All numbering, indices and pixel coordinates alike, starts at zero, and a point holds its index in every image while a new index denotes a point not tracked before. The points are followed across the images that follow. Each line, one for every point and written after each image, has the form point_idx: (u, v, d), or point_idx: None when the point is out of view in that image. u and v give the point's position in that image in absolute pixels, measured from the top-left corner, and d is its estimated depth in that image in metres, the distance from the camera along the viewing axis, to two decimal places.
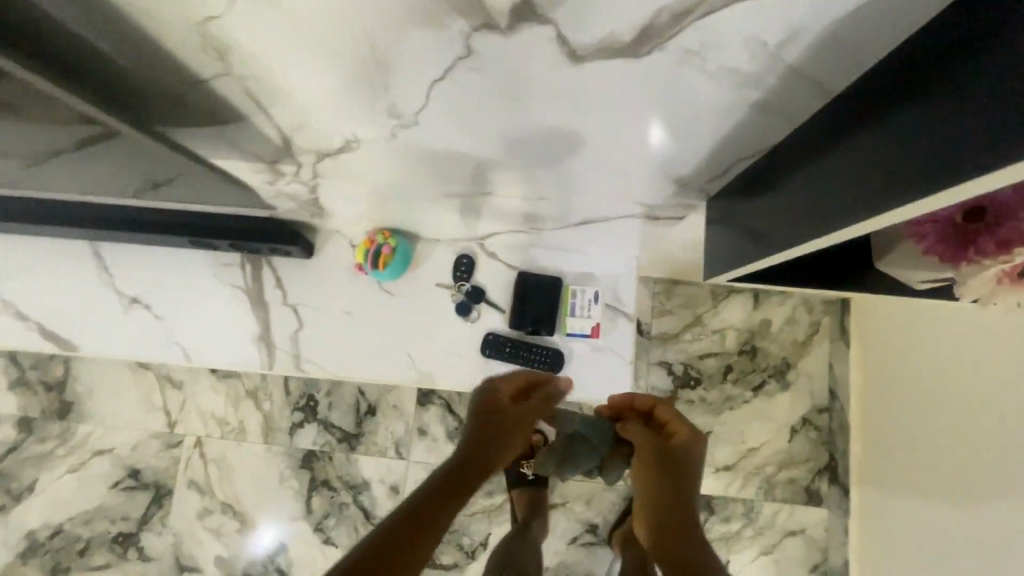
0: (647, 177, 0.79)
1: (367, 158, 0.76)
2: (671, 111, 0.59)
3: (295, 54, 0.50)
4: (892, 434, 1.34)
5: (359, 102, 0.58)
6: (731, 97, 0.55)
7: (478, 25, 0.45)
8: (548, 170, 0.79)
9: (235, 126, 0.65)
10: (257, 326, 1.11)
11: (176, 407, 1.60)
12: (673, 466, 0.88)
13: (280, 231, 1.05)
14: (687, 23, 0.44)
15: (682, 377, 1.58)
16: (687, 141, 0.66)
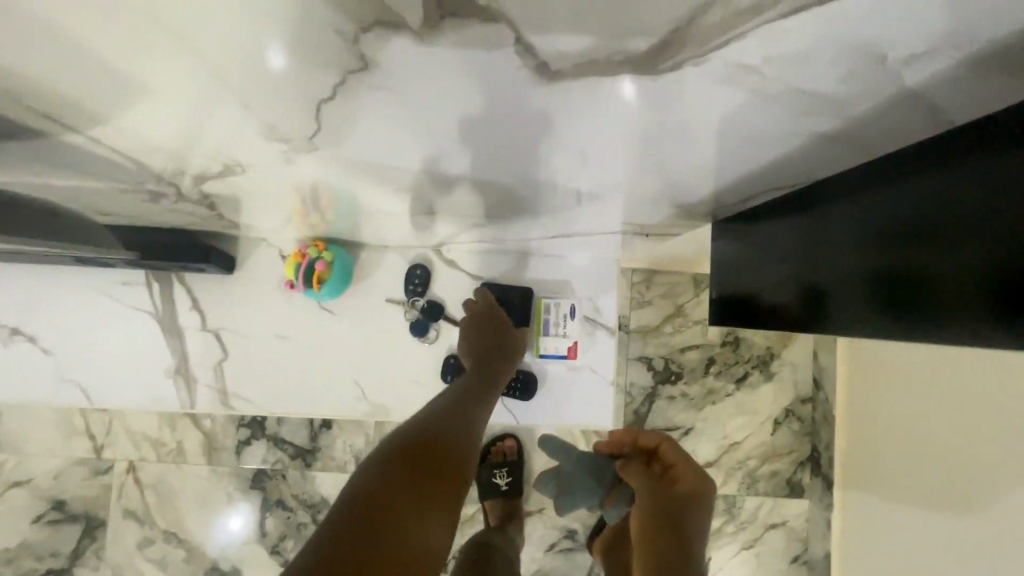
0: (654, 189, 0.66)
1: (276, 165, 0.58)
2: (695, 131, 0.47)
3: (117, 29, 0.33)
4: (873, 432, 1.27)
5: (238, 95, 0.42)
6: (776, 116, 0.42)
7: (370, 23, 0.33)
8: (515, 177, 0.65)
9: (62, 133, 0.47)
10: (173, 356, 0.93)
11: (102, 429, 1.41)
12: (677, 509, 0.84)
13: (189, 246, 0.85)
14: (744, 30, 0.32)
15: (663, 372, 1.48)
16: (714, 160, 0.54)
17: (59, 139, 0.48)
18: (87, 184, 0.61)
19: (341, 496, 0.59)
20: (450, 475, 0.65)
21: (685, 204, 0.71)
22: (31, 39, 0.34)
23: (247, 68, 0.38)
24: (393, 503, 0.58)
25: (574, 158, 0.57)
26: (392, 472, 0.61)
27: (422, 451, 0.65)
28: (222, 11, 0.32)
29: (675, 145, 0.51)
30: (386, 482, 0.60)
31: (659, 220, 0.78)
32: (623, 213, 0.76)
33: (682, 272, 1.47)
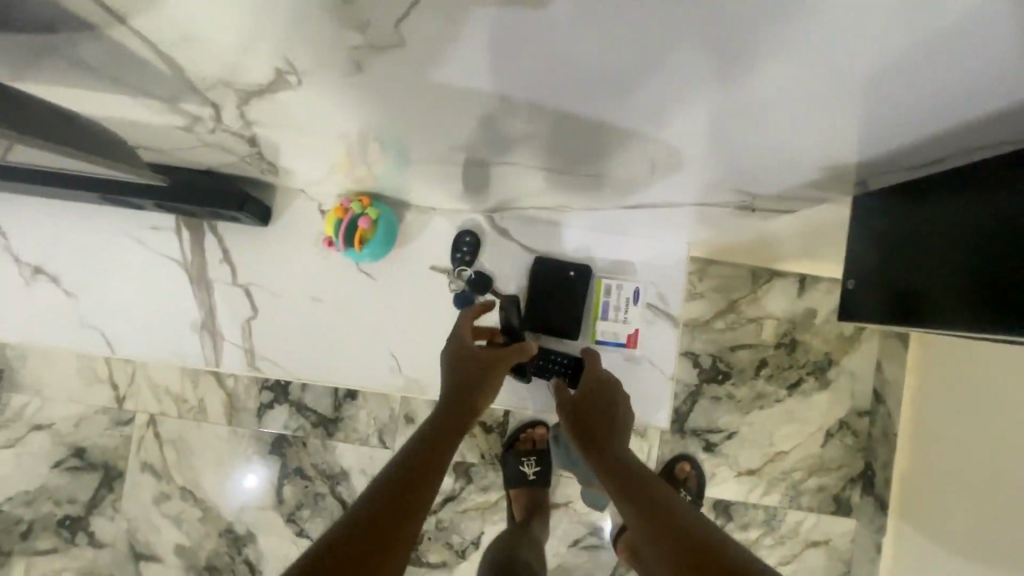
0: (760, 162, 0.57)
1: (325, 98, 0.50)
2: (821, 78, 0.39)
3: None
4: (943, 459, 1.17)
5: None
6: (943, 41, 0.34)
7: None
8: (614, 148, 0.57)
9: (78, 28, 0.39)
10: (200, 310, 0.87)
11: (125, 379, 1.37)
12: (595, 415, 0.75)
13: (222, 191, 0.78)
14: None
15: (709, 370, 1.38)
16: (844, 117, 0.45)
17: (77, 38, 0.40)
18: (116, 105, 0.54)
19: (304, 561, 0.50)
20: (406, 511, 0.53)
21: (801, 179, 0.62)
22: None
23: None
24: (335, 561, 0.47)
25: (699, 118, 0.48)
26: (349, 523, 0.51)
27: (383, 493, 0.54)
28: None
29: (787, 101, 0.44)
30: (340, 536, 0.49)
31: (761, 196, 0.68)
32: (715, 192, 0.68)
33: (740, 264, 1.35)
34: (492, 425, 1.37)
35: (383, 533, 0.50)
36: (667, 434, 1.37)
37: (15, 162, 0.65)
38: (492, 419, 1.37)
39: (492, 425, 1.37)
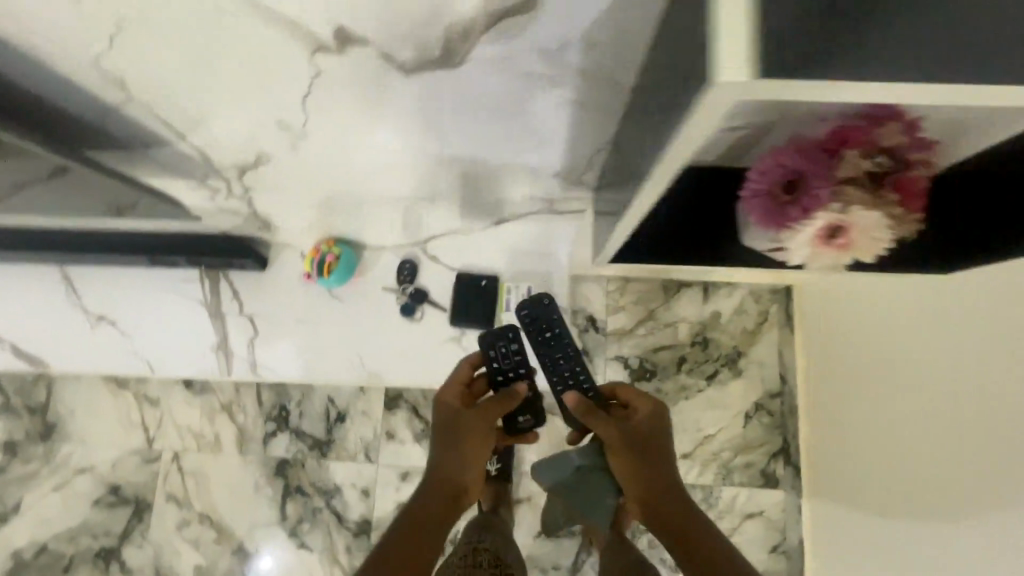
0: (515, 172, 0.90)
1: (288, 171, 0.83)
2: (514, 126, 0.72)
3: (179, 85, 0.58)
4: (839, 412, 1.43)
5: (252, 121, 0.66)
6: (539, 104, 0.67)
7: (313, 49, 0.52)
8: (457, 172, 0.89)
9: (154, 146, 0.73)
10: (216, 336, 1.18)
11: (154, 423, 1.65)
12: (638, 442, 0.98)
13: (234, 246, 1.12)
14: (480, 34, 0.52)
15: (638, 370, 1.64)
16: (535, 135, 0.76)
17: (153, 151, 0.75)
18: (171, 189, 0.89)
19: None
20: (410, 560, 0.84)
21: (552, 179, 0.96)
22: (138, 92, 0.60)
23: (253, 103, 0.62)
24: None
25: (469, 150, 0.81)
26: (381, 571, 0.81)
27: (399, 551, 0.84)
28: (231, 74, 0.56)
29: (505, 136, 0.76)
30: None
31: (560, 181, 0.97)
32: (518, 183, 0.96)
33: (652, 279, 1.65)
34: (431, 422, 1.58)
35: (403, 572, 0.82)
36: None
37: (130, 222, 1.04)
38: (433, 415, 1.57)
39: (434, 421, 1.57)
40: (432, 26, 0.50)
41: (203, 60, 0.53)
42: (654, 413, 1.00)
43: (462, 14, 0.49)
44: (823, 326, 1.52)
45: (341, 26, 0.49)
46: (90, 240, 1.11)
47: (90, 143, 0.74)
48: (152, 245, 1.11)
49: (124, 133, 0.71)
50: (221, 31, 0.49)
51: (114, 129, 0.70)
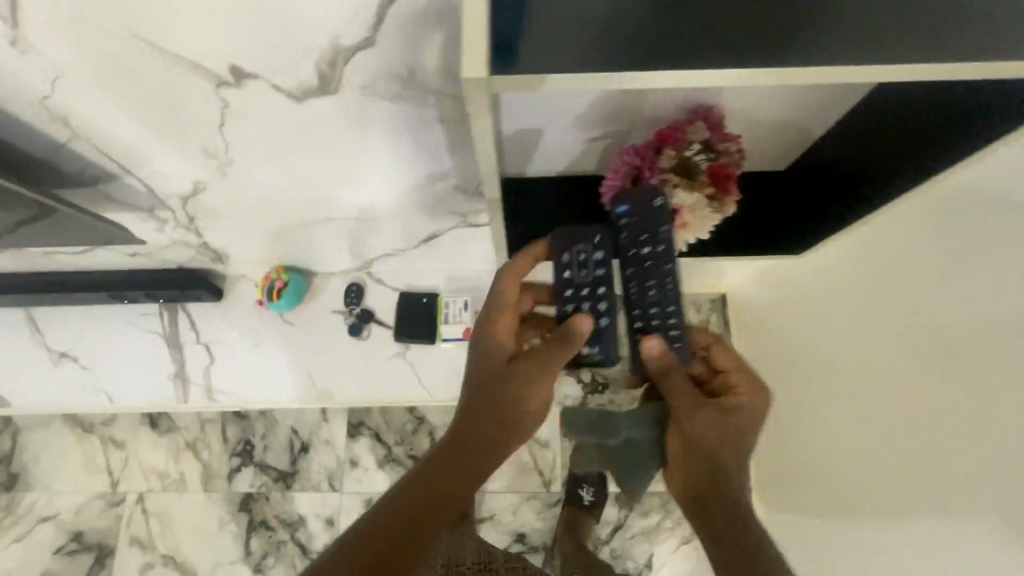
0: (421, 205, 0.95)
1: (222, 202, 0.89)
2: (403, 153, 0.77)
3: (113, 120, 0.66)
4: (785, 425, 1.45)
5: (179, 151, 0.72)
6: (419, 133, 0.72)
7: (216, 83, 0.59)
8: (363, 203, 0.93)
9: (105, 181, 0.82)
10: (173, 365, 1.25)
11: (119, 465, 1.67)
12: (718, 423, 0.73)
13: (189, 279, 1.19)
14: (351, 59, 0.57)
15: (591, 384, 1.67)
16: (426, 162, 0.81)
17: (106, 186, 0.84)
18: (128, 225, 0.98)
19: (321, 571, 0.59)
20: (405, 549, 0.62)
21: (458, 218, 1.00)
22: (80, 129, 0.68)
23: (178, 137, 0.69)
24: None
25: (374, 182, 0.86)
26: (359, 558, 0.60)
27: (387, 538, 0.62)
28: (153, 109, 0.63)
29: (399, 165, 0.81)
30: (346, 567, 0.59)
31: (474, 224, 1.02)
32: (432, 221, 1.02)
33: None
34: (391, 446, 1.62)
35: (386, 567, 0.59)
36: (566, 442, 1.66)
37: (96, 255, 1.13)
38: (394, 439, 1.64)
39: (394, 445, 1.63)
40: (310, 61, 0.56)
41: (130, 95, 0.61)
42: (758, 406, 0.74)
43: (358, 40, 0.54)
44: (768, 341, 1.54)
45: (234, 62, 0.56)
46: (57, 278, 1.19)
47: (45, 182, 0.82)
48: (115, 281, 1.19)
49: (74, 171, 0.79)
50: (139, 67, 0.57)
51: (63, 167, 0.78)
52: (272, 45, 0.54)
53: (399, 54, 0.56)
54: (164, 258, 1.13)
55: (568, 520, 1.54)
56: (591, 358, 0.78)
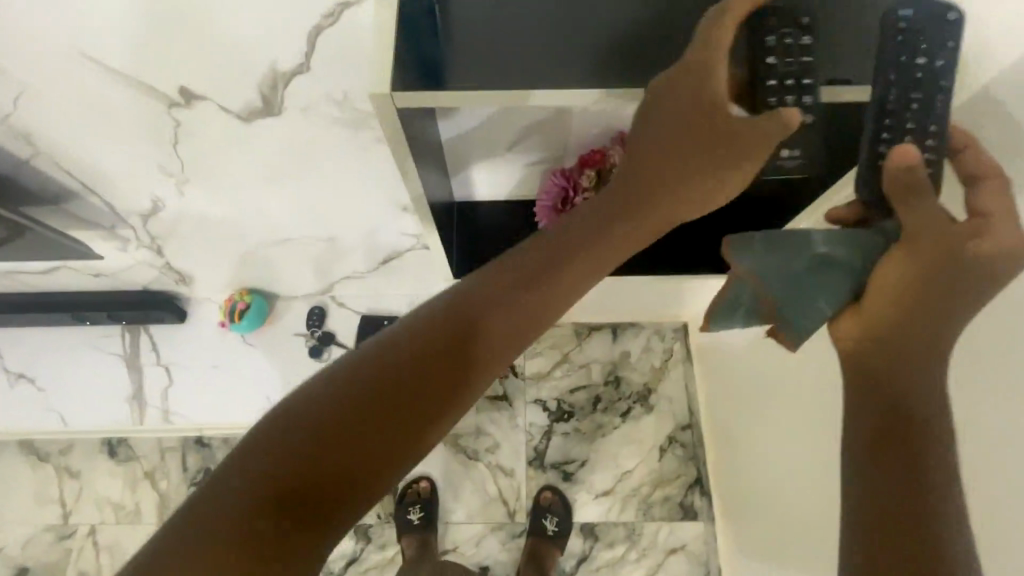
0: (370, 227, 1.00)
1: (182, 220, 0.94)
2: (347, 175, 0.83)
3: (75, 137, 0.73)
4: (733, 452, 1.46)
5: (138, 166, 0.79)
6: (358, 153, 0.78)
7: (168, 104, 0.67)
8: (315, 224, 0.98)
9: (66, 198, 0.87)
10: (131, 387, 1.25)
11: (72, 495, 1.62)
12: (950, 279, 0.49)
13: (152, 300, 1.21)
14: (288, 82, 0.64)
15: (556, 411, 1.70)
16: (369, 183, 0.86)
17: (66, 204, 0.88)
18: (90, 246, 1.01)
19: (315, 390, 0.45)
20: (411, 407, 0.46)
21: (408, 241, 1.05)
22: (43, 145, 0.74)
23: (135, 153, 0.76)
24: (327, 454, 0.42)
25: (324, 203, 0.91)
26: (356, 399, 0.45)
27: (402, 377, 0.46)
28: (112, 125, 0.71)
29: (344, 187, 0.87)
30: (349, 399, 0.44)
31: (428, 247, 1.07)
32: (389, 243, 1.06)
33: (565, 325, 1.77)
34: None
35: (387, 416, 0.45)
36: (531, 470, 1.65)
37: (58, 276, 1.15)
38: None
39: None
40: (252, 85, 0.64)
41: (88, 112, 0.68)
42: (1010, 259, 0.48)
43: (291, 69, 0.62)
44: (714, 369, 1.57)
45: (183, 85, 0.64)
46: (19, 300, 1.20)
47: None
48: (77, 302, 1.20)
49: (36, 188, 0.83)
50: (97, 86, 0.64)
51: (26, 184, 0.82)
52: (220, 71, 0.62)
53: (334, 80, 0.64)
54: (126, 279, 1.16)
55: (531, 552, 1.53)
56: (789, 163, 0.65)
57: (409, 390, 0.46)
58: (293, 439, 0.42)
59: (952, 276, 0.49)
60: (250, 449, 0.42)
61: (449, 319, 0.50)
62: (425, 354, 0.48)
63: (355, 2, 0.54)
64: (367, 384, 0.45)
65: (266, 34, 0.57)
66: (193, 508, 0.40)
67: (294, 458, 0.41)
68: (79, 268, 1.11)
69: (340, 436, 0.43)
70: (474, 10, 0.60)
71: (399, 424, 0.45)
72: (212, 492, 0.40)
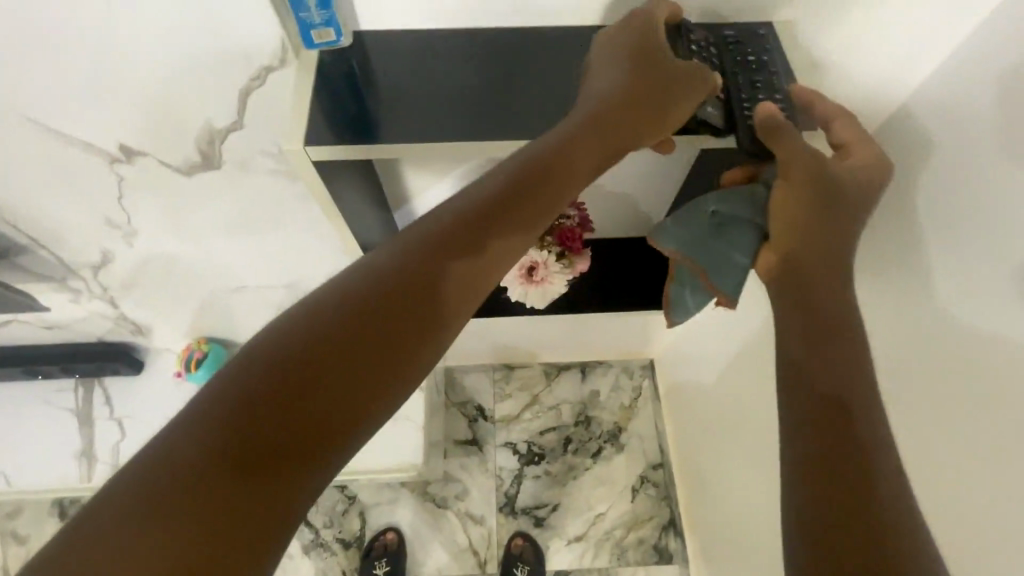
0: (323, 274, 1.02)
1: (132, 271, 0.95)
2: (292, 222, 0.87)
3: (21, 192, 0.76)
4: (702, 490, 1.45)
5: (83, 218, 0.82)
6: (298, 199, 0.82)
7: (111, 159, 0.72)
8: (267, 271, 1.00)
9: (13, 252, 0.88)
10: (81, 443, 1.22)
11: (17, 564, 1.53)
12: (833, 198, 0.56)
13: (106, 352, 1.20)
14: (225, 135, 0.70)
15: (526, 454, 1.68)
16: (316, 229, 0.89)
17: (13, 258, 0.90)
18: (40, 299, 1.01)
19: (261, 350, 0.41)
20: (370, 370, 0.42)
21: None
22: None
23: (81, 206, 0.79)
24: (276, 415, 0.38)
25: (273, 248, 0.94)
26: (307, 358, 0.41)
27: (357, 337, 0.43)
28: (57, 181, 0.75)
29: (291, 232, 0.90)
30: (299, 360, 0.40)
31: None
32: None
33: (533, 366, 1.77)
34: (317, 528, 1.57)
35: (345, 376, 0.41)
36: (501, 517, 1.61)
37: (10, 330, 1.14)
38: (320, 520, 1.58)
39: (320, 526, 1.59)
40: (191, 141, 0.71)
41: (34, 169, 0.73)
42: (871, 180, 0.58)
43: (226, 125, 0.69)
44: (680, 405, 1.58)
45: (123, 143, 0.70)
46: None
47: None
48: (28, 356, 1.19)
49: None
50: (43, 144, 0.69)
51: None
52: (158, 126, 0.68)
53: (266, 134, 0.70)
54: (79, 331, 1.15)
55: None
56: (711, 119, 0.65)
57: (389, 320, 0.44)
58: (265, 381, 0.39)
59: (836, 195, 0.56)
60: (211, 398, 0.38)
61: (409, 274, 0.47)
62: (385, 314, 0.44)
63: (277, 66, 0.63)
64: (319, 340, 0.42)
65: (199, 91, 0.64)
66: (147, 461, 0.36)
67: (269, 399, 0.39)
68: (30, 321, 1.11)
69: (308, 375, 0.40)
70: (396, 60, 0.64)
71: (373, 358, 0.43)
72: (175, 442, 0.36)
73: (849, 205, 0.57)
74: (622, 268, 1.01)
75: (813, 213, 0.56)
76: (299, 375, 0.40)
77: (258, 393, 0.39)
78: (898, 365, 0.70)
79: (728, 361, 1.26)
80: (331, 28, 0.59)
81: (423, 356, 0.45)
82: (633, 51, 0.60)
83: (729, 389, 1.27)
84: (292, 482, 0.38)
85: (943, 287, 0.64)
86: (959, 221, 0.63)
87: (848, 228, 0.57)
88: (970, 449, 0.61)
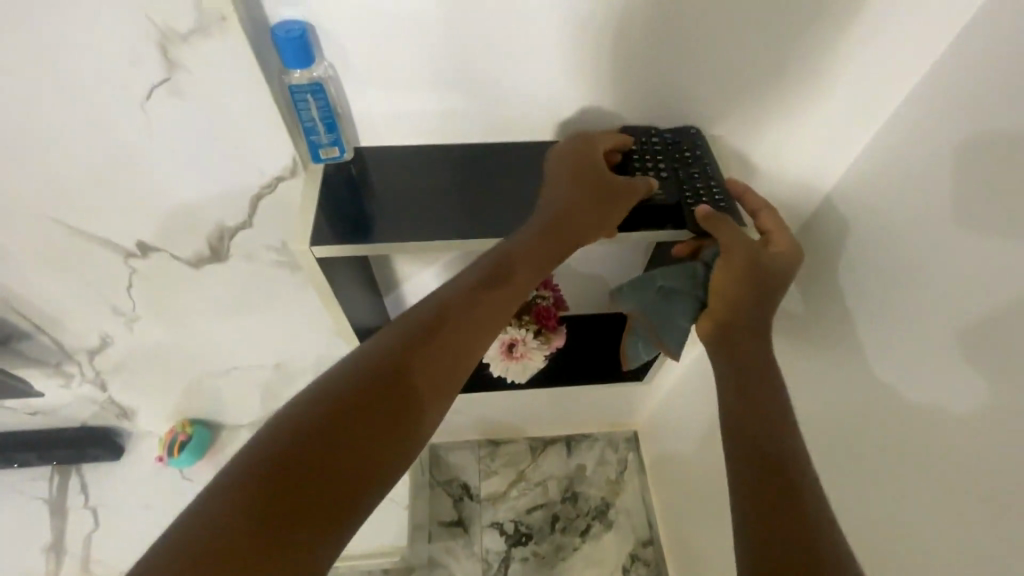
0: (313, 354, 1.06)
1: (128, 355, 0.99)
2: (288, 306, 0.93)
3: (35, 284, 0.82)
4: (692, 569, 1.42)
5: (89, 307, 0.87)
6: (295, 285, 0.89)
7: (126, 254, 0.79)
8: (259, 352, 1.04)
9: (15, 338, 0.92)
10: (51, 535, 1.18)
11: None
12: (760, 281, 0.69)
13: (89, 437, 1.20)
14: (234, 232, 0.78)
15: (514, 535, 1.64)
16: (310, 312, 0.95)
17: (13, 344, 0.93)
18: (31, 384, 1.03)
19: (269, 433, 0.46)
20: (368, 442, 0.48)
21: None
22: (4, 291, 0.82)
23: (90, 295, 0.85)
24: (286, 488, 0.43)
25: (267, 330, 0.99)
26: (310, 437, 0.46)
27: (355, 415, 0.49)
28: (72, 273, 0.81)
29: (286, 315, 0.95)
30: (304, 439, 0.46)
31: None
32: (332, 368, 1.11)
33: (519, 441, 1.77)
34: None
35: (345, 450, 0.47)
36: None
37: None
38: None
39: None
40: (202, 238, 0.78)
41: (51, 263, 0.79)
42: (791, 259, 0.70)
43: (237, 223, 0.77)
44: (666, 478, 1.58)
45: (140, 240, 0.77)
46: None
47: None
48: (8, 443, 1.18)
49: None
50: (65, 241, 0.76)
51: None
52: (174, 226, 0.76)
53: (270, 229, 0.78)
54: (64, 416, 1.16)
55: None
56: (654, 201, 0.73)
57: (381, 396, 0.51)
58: (275, 460, 0.44)
59: (763, 278, 0.69)
60: (226, 479, 0.43)
61: (398, 357, 0.54)
62: (377, 393, 0.51)
63: (288, 176, 0.72)
64: (321, 420, 0.47)
65: (214, 195, 0.73)
66: (169, 542, 0.40)
67: (281, 477, 0.44)
68: (15, 407, 1.12)
69: (312, 450, 0.46)
70: (390, 168, 0.74)
71: (370, 432, 0.49)
72: (197, 528, 0.40)
73: (771, 284, 0.70)
74: (595, 342, 1.08)
75: (745, 295, 0.69)
76: (304, 451, 0.45)
77: (268, 471, 0.44)
78: (850, 430, 0.76)
79: (709, 430, 1.29)
80: (335, 146, 0.69)
81: (412, 429, 0.51)
82: (577, 164, 0.69)
83: (712, 459, 1.29)
84: (309, 552, 0.42)
85: (877, 358, 0.72)
86: (877, 300, 0.72)
87: (769, 303, 0.70)
88: (914, 508, 0.66)
